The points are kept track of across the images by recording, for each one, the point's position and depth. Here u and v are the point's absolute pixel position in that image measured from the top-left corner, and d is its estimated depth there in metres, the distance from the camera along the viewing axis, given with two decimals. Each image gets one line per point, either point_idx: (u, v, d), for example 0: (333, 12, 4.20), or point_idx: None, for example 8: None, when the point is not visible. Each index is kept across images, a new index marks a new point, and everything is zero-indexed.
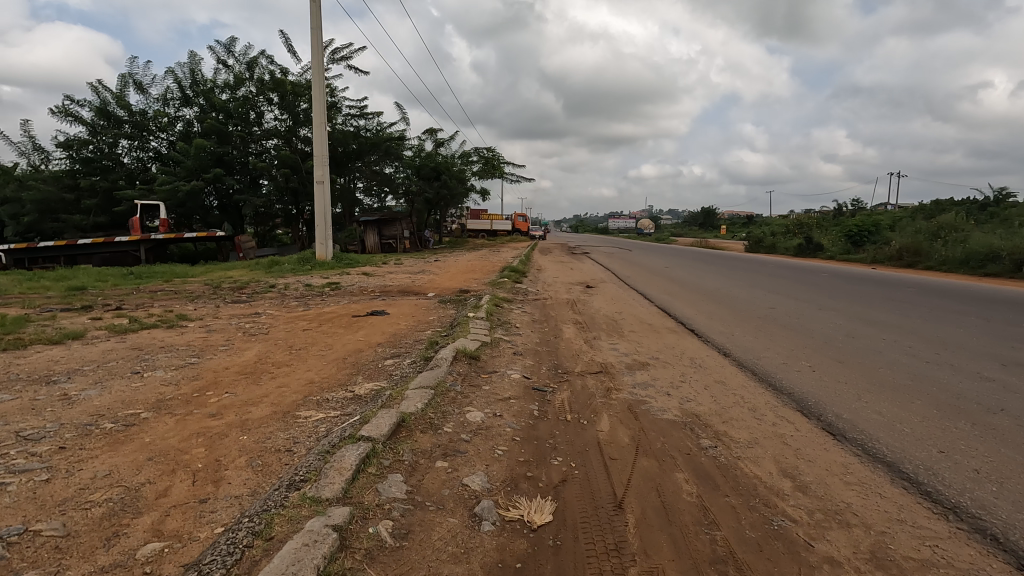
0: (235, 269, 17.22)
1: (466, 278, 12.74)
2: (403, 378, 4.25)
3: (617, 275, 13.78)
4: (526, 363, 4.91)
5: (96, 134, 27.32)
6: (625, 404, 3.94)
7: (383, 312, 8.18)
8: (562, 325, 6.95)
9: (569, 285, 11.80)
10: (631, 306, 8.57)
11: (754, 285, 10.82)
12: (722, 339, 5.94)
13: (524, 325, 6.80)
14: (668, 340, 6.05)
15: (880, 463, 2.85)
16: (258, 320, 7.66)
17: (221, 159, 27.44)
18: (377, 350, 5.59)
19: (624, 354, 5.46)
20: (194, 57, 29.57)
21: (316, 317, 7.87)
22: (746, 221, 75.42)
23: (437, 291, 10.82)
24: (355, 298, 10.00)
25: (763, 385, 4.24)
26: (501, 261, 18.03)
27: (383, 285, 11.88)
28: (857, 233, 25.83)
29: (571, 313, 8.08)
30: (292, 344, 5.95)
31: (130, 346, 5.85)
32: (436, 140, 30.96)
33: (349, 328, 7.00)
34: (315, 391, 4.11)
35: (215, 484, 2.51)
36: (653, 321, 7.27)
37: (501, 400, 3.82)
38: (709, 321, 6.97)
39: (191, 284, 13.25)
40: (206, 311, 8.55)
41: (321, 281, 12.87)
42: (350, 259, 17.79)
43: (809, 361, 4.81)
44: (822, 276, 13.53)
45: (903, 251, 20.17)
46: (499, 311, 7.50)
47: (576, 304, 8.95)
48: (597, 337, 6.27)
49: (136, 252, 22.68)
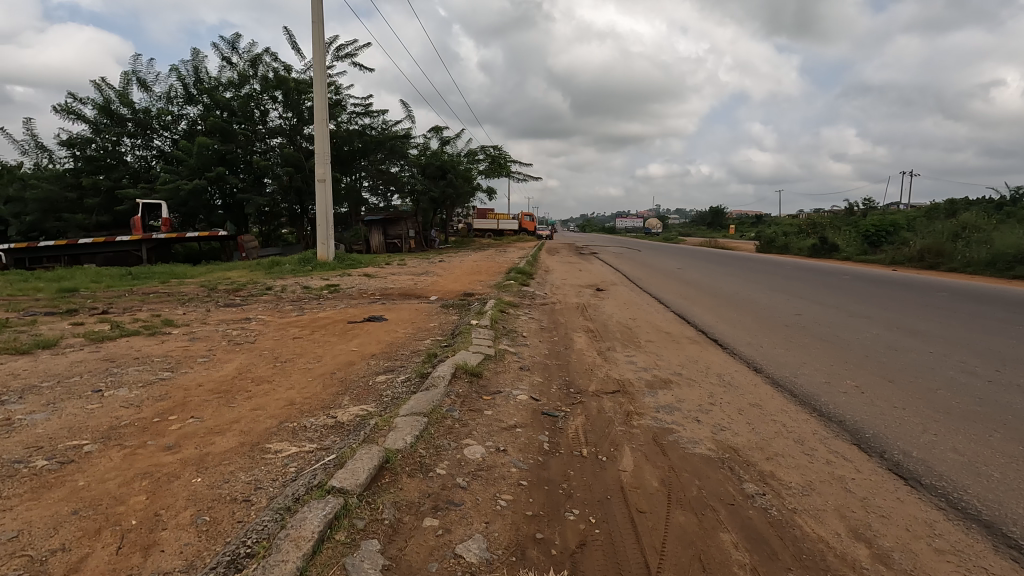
0: (235, 269, 16.78)
1: (471, 281, 12.20)
2: (395, 400, 3.73)
3: (628, 277, 13.25)
4: (533, 381, 4.37)
5: (99, 132, 27.04)
6: (649, 434, 3.39)
7: (380, 318, 7.66)
8: (573, 334, 6.41)
9: (578, 287, 11.28)
10: (646, 313, 8.02)
11: (775, 289, 10.24)
12: (750, 351, 5.40)
13: (532, 334, 6.27)
14: (690, 353, 5.50)
15: (975, 524, 2.31)
16: (247, 327, 7.17)
17: (224, 158, 27.07)
18: (370, 364, 5.07)
19: (643, 369, 4.91)
20: (198, 55, 29.27)
21: (310, 324, 7.37)
22: (756, 220, 74.58)
23: (440, 294, 10.30)
24: (353, 302, 9.51)
25: (808, 412, 3.67)
26: (507, 262, 17.50)
27: (384, 287, 11.39)
28: (874, 233, 25.15)
29: (582, 319, 7.55)
30: (277, 356, 5.44)
31: (103, 358, 5.36)
32: (442, 138, 30.53)
33: (343, 337, 6.50)
34: (293, 416, 3.59)
35: (144, 552, 2.00)
36: (672, 330, 6.70)
37: (504, 429, 3.28)
38: (734, 331, 6.43)
39: (186, 286, 12.82)
40: (193, 316, 8.07)
41: (321, 282, 12.39)
42: (353, 260, 17.32)
43: (855, 379, 4.27)
44: (844, 278, 12.92)
45: (924, 252, 19.50)
46: (505, 318, 6.97)
47: (586, 310, 8.42)
48: (612, 348, 5.72)
49: (137, 252, 22.38)
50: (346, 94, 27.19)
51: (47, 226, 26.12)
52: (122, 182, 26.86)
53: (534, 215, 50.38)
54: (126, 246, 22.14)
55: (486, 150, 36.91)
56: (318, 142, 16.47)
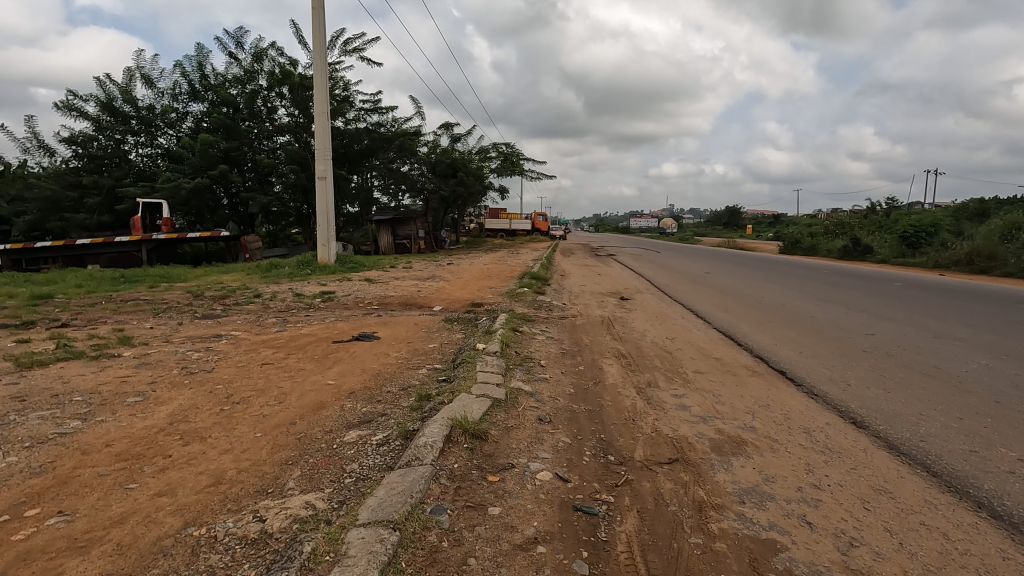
0: (231, 273, 15.77)
1: (480, 288, 11.05)
2: (361, 485, 2.57)
3: (653, 282, 12.07)
4: (556, 444, 3.17)
5: (101, 129, 26.35)
6: (744, 556, 2.18)
7: (371, 337, 6.50)
8: (602, 363, 5.22)
9: (600, 295, 10.10)
10: (686, 331, 6.79)
11: (827, 300, 8.99)
12: (836, 391, 4.20)
13: (552, 363, 5.06)
14: (757, 393, 4.29)
15: None
16: (213, 348, 6.04)
17: (228, 156, 26.20)
18: (345, 409, 3.90)
19: (701, 422, 3.71)
20: (203, 50, 28.43)
21: (287, 344, 6.22)
22: (774, 220, 72.58)
23: (445, 305, 9.14)
24: (345, 313, 8.38)
25: (977, 516, 2.46)
26: (521, 266, 16.31)
27: (383, 295, 10.24)
28: (913, 235, 23.51)
29: (609, 339, 6.37)
30: (230, 395, 4.27)
31: (15, 395, 4.27)
32: (453, 135, 29.48)
33: (325, 363, 5.35)
34: (206, 511, 2.44)
35: None
36: (723, 356, 5.48)
37: (519, 551, 2.10)
38: (802, 358, 5.22)
39: (172, 292, 11.78)
40: (157, 332, 6.97)
41: (315, 289, 11.29)
42: (356, 262, 16.25)
43: (1010, 446, 3.09)
44: (894, 284, 11.66)
45: (972, 255, 18.02)
46: (519, 340, 5.77)
47: (613, 326, 7.22)
48: (654, 386, 4.53)
49: (137, 252, 21.57)
50: (354, 90, 26.29)
51: (47, 226, 25.42)
52: (124, 180, 26.10)
53: (547, 216, 49.10)
54: (125, 246, 21.33)
55: (498, 147, 35.76)
56: (319, 138, 15.42)
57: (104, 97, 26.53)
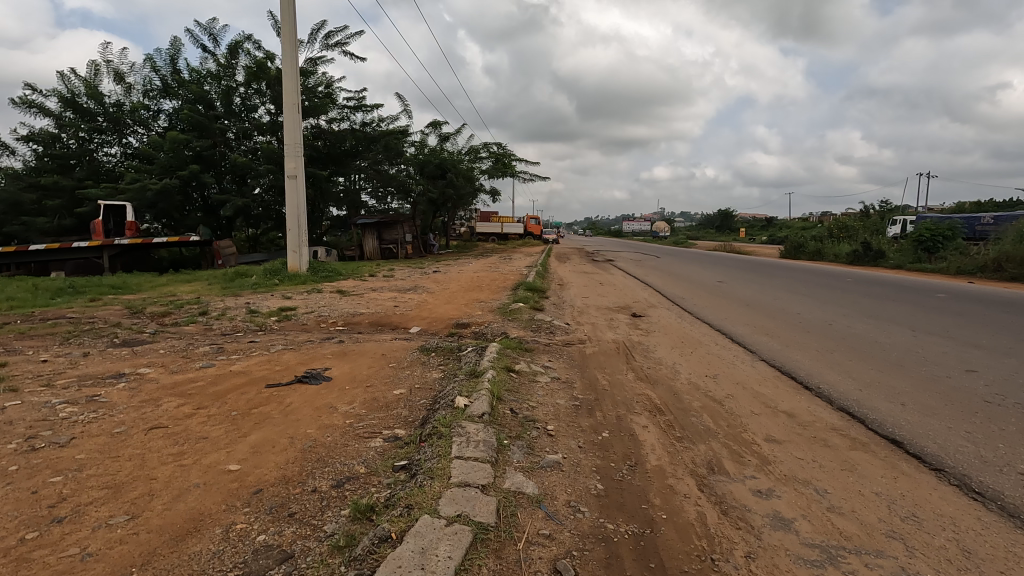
0: (193, 283, 14.19)
1: (467, 303, 9.54)
2: None
3: (665, 294, 10.67)
4: None
5: (64, 127, 24.65)
6: None
7: (320, 377, 4.94)
8: (634, 424, 3.71)
9: (608, 312, 8.61)
10: (729, 366, 5.29)
11: (879, 319, 7.57)
12: (1013, 489, 2.71)
13: (564, 429, 3.51)
14: (886, 490, 2.78)
15: None
16: (100, 398, 4.41)
17: (201, 156, 24.50)
18: (228, 543, 2.31)
19: (827, 565, 2.18)
20: (176, 43, 26.79)
21: (204, 390, 4.62)
22: (769, 223, 71.46)
23: (424, 325, 7.60)
24: (301, 339, 6.84)
25: None
26: (514, 275, 14.78)
27: (353, 312, 8.67)
28: (929, 239, 21.64)
29: (634, 379, 4.89)
30: (55, 503, 2.66)
31: None
32: (441, 134, 27.98)
33: (244, 427, 3.75)
34: None
35: None
36: (795, 411, 3.98)
37: None
38: (914, 416, 3.74)
39: (108, 307, 10.14)
40: (46, 370, 5.36)
41: (276, 304, 9.67)
42: (330, 270, 14.69)
43: None
44: (935, 295, 10.35)
45: (1001, 260, 16.67)
46: (515, 388, 4.21)
47: (632, 357, 5.74)
48: (720, 471, 3.02)
49: (98, 259, 19.65)
50: (335, 87, 24.75)
51: (4, 231, 23.59)
52: (88, 181, 24.33)
53: (539, 218, 47.33)
54: (84, 253, 19.40)
55: (489, 148, 34.35)
56: (289, 132, 13.86)
57: (68, 93, 24.85)
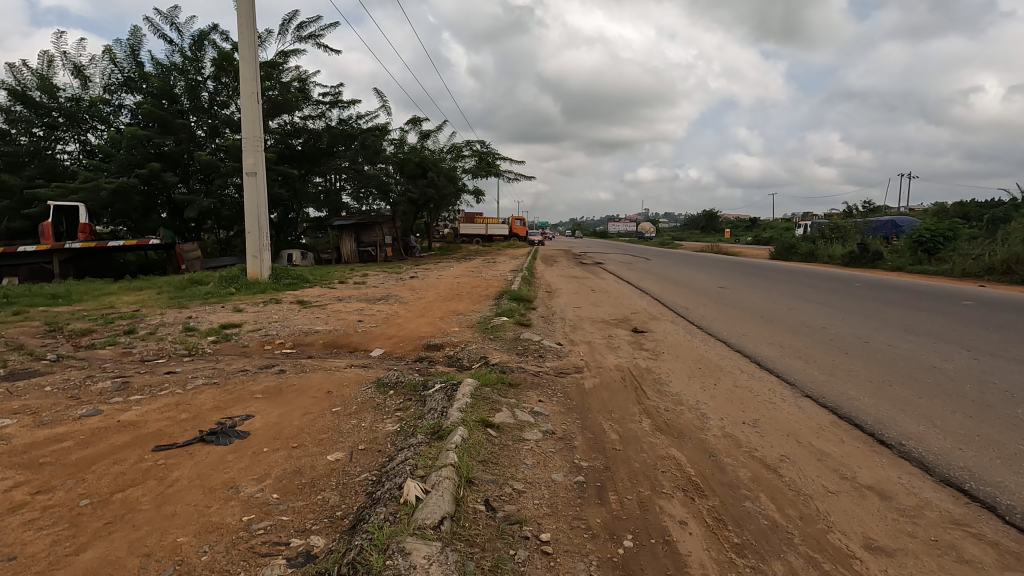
0: (142, 292, 12.77)
1: (443, 316, 8.35)
2: None
3: (667, 304, 9.56)
4: None
5: (13, 122, 22.88)
6: None
7: (232, 433, 3.66)
8: (668, 521, 2.51)
9: (606, 327, 7.43)
10: (770, 406, 4.13)
11: (922, 335, 6.47)
12: None
13: (567, 540, 2.30)
14: None
15: None
16: None
17: (163, 154, 22.90)
18: None
19: None
20: (137, 33, 25.11)
21: (60, 458, 3.32)
22: (754, 224, 71.18)
23: (389, 347, 6.37)
24: (234, 367, 5.56)
25: None
26: (498, 281, 13.60)
27: (306, 330, 7.35)
28: (927, 240, 20.89)
29: (652, 429, 3.70)
30: None
31: None
32: (422, 131, 26.78)
33: (84, 535, 2.47)
34: None
35: None
36: (892, 491, 2.81)
37: None
38: None
39: (26, 323, 8.72)
40: None
41: (222, 319, 8.33)
42: (297, 277, 13.40)
43: None
44: (959, 303, 9.39)
45: (1009, 262, 15.86)
46: (492, 456, 3.00)
47: (644, 392, 4.55)
48: None
49: (48, 265, 18.14)
50: (309, 81, 23.38)
51: None
52: (39, 180, 22.58)
53: (524, 219, 46.27)
54: (32, 258, 17.83)
55: (472, 146, 33.17)
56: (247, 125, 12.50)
57: (18, 86, 23.08)
